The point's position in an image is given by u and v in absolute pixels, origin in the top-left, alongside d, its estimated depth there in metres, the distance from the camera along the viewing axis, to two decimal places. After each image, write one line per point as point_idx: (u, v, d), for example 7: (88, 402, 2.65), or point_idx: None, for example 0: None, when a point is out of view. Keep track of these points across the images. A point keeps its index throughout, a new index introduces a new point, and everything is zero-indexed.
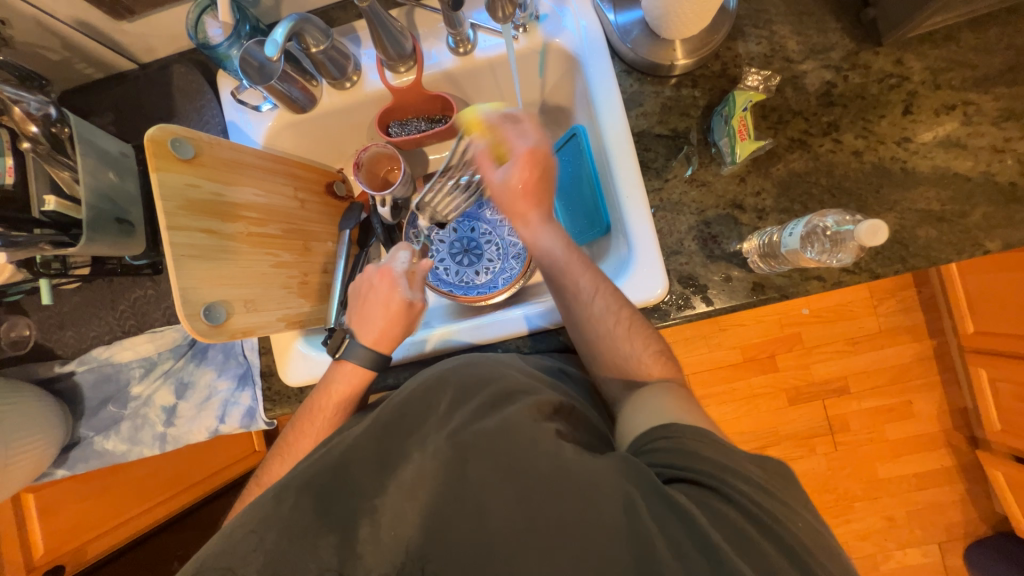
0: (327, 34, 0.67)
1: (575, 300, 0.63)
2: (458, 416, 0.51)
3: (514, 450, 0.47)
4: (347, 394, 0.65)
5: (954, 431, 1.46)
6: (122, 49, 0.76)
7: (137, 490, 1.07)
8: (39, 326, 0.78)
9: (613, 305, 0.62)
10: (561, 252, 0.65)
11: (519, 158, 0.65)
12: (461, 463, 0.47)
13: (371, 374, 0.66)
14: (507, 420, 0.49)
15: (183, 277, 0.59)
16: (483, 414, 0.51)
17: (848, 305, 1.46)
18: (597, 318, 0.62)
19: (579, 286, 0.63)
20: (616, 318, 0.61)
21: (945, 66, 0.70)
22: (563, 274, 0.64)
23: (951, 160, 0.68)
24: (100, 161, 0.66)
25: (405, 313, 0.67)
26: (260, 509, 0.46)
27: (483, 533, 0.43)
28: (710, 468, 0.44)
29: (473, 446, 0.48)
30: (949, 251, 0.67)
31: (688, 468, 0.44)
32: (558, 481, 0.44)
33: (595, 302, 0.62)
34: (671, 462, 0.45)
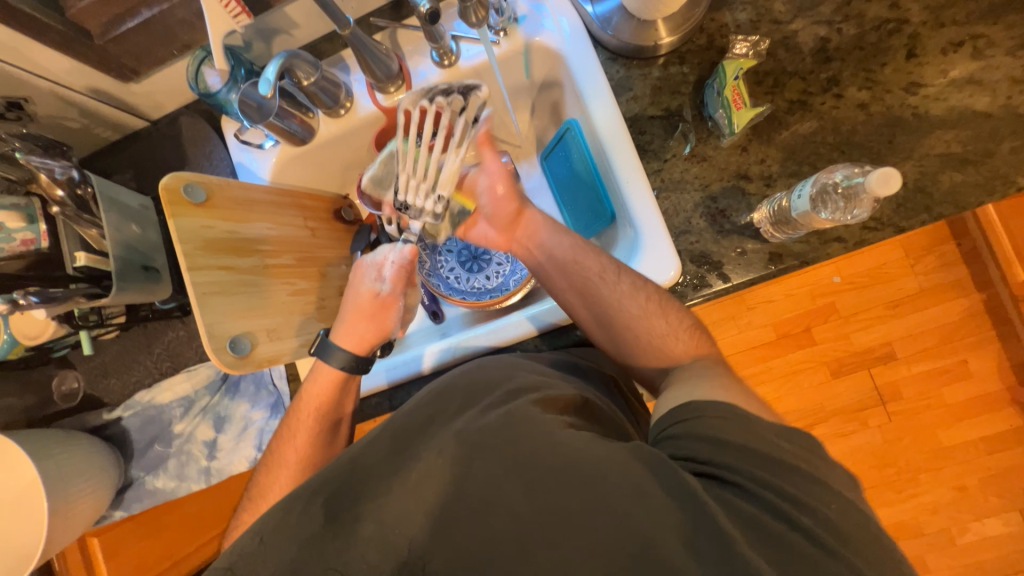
0: (315, 66, 0.70)
1: (602, 282, 0.63)
2: (467, 417, 0.50)
3: (526, 452, 0.45)
4: (325, 393, 0.67)
5: (1019, 387, 1.36)
6: (134, 109, 0.81)
7: (189, 527, 1.10)
8: (86, 377, 0.83)
9: (638, 281, 0.63)
10: (567, 245, 0.67)
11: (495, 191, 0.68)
12: (472, 465, 0.46)
13: (343, 379, 0.68)
14: (518, 417, 0.48)
15: (207, 314, 0.62)
16: (493, 413, 0.49)
17: (881, 268, 1.39)
18: (625, 297, 0.62)
19: (598, 267, 0.64)
20: (646, 291, 0.62)
21: (946, 2, 0.66)
22: (583, 260, 0.65)
23: (967, 99, 0.65)
24: (122, 216, 0.70)
25: (376, 305, 0.67)
26: (277, 522, 0.46)
27: (498, 535, 0.42)
28: (729, 453, 0.43)
29: (480, 444, 0.47)
30: (979, 194, 0.63)
31: (710, 460, 0.43)
32: (570, 474, 0.43)
33: (622, 282, 0.62)
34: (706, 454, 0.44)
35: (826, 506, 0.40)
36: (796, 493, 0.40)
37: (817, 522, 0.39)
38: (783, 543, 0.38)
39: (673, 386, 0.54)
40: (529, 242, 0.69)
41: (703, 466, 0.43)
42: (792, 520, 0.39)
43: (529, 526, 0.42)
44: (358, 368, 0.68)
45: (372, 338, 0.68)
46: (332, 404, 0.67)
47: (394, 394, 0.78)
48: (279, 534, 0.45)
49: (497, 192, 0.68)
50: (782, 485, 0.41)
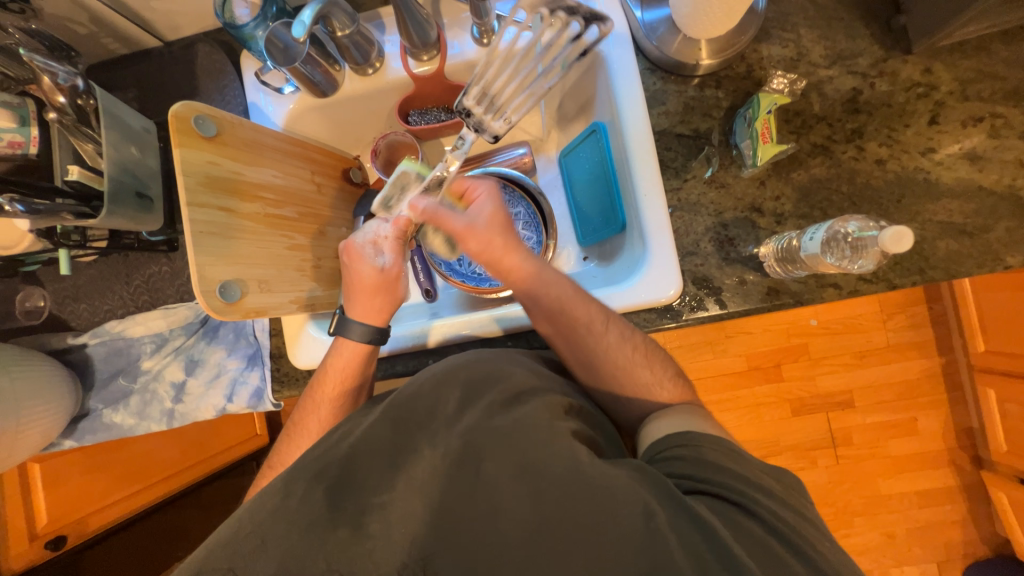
0: (353, 19, 0.67)
1: (590, 333, 0.61)
2: (470, 415, 0.49)
3: (527, 444, 0.46)
4: (349, 367, 0.66)
5: (958, 450, 1.44)
6: (149, 26, 0.76)
7: (136, 466, 1.09)
8: (53, 297, 0.79)
9: (625, 332, 0.62)
10: (561, 291, 0.63)
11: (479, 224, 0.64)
12: (474, 463, 0.46)
13: (371, 350, 0.67)
14: (522, 420, 0.48)
15: (200, 254, 0.59)
16: (494, 413, 0.49)
17: (856, 318, 1.45)
18: (615, 348, 0.61)
19: (591, 319, 0.62)
20: (633, 342, 0.62)
21: (974, 77, 0.68)
22: (572, 309, 0.62)
23: (976, 173, 0.68)
24: (123, 136, 0.66)
25: (387, 274, 0.66)
26: (267, 501, 0.45)
27: (489, 534, 0.42)
28: (722, 476, 0.45)
29: (482, 445, 0.46)
30: (969, 265, 0.67)
31: (704, 478, 0.45)
32: (572, 486, 0.43)
33: (610, 333, 0.62)
34: (697, 474, 0.46)
35: (810, 541, 0.41)
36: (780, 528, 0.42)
37: (801, 556, 0.40)
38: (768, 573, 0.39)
39: (663, 413, 0.56)
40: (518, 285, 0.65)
41: (697, 484, 0.45)
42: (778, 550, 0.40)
43: (530, 530, 0.42)
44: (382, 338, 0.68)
45: (392, 309, 0.68)
46: (357, 381, 0.66)
47: (379, 366, 0.77)
48: (267, 506, 0.45)
49: (480, 235, 0.63)
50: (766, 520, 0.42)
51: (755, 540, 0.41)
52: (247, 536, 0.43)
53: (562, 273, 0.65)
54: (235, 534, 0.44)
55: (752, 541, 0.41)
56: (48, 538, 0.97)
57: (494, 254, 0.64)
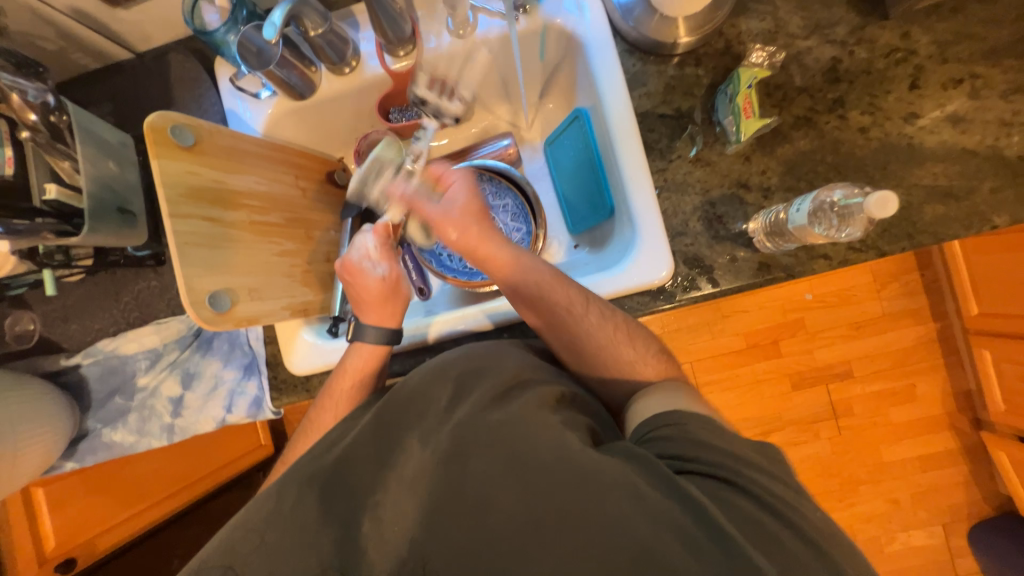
0: (325, 16, 0.67)
1: (570, 316, 0.61)
2: (463, 408, 0.49)
3: (519, 437, 0.46)
4: (363, 371, 0.65)
5: (958, 414, 1.46)
6: (119, 38, 0.75)
7: (141, 485, 1.08)
8: (43, 320, 0.78)
9: (605, 311, 0.62)
10: (539, 273, 0.63)
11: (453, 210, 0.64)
12: (461, 458, 0.46)
13: (385, 351, 0.66)
14: (513, 413, 0.47)
15: (187, 266, 0.59)
16: (485, 406, 0.49)
17: (850, 290, 1.46)
18: (597, 329, 0.61)
19: (570, 301, 0.62)
20: (614, 322, 0.62)
21: (952, 39, 0.68)
22: (550, 293, 0.62)
23: (958, 136, 0.68)
24: (100, 151, 0.65)
25: (386, 280, 0.66)
26: (269, 508, 0.45)
27: (491, 524, 0.43)
28: (711, 454, 0.45)
29: (473, 439, 0.46)
30: (957, 227, 0.67)
31: (692, 458, 0.45)
32: (562, 475, 0.43)
33: (591, 313, 0.62)
34: (687, 453, 0.45)
35: (810, 511, 0.42)
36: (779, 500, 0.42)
37: (802, 526, 0.41)
38: (770, 545, 0.40)
39: (646, 392, 0.55)
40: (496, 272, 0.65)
41: (686, 464, 0.45)
42: (778, 522, 0.41)
43: (519, 521, 0.42)
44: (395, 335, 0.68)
45: (404, 309, 0.68)
46: (373, 377, 0.65)
47: None
48: (269, 513, 0.45)
49: (454, 220, 0.64)
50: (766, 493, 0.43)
51: (756, 515, 0.41)
52: (250, 545, 0.43)
53: (538, 255, 0.66)
54: (238, 542, 0.44)
55: (752, 516, 0.41)
56: (57, 561, 0.97)
57: (471, 239, 0.64)
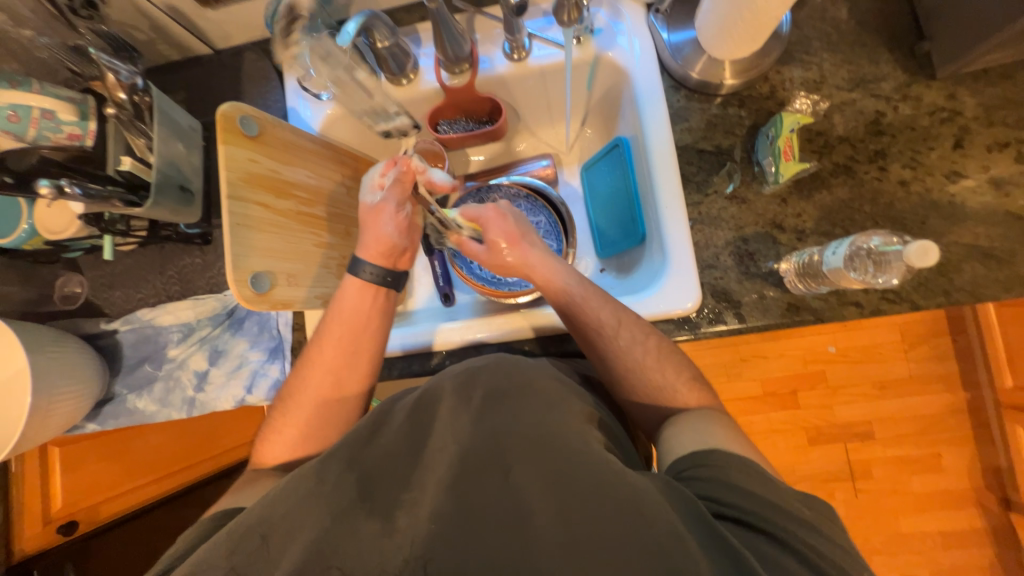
0: (393, 31, 0.71)
1: (601, 336, 0.63)
2: (492, 418, 0.49)
3: (555, 454, 0.45)
4: (356, 308, 0.67)
5: (986, 491, 1.38)
6: (202, 34, 0.82)
7: (148, 459, 1.09)
8: (91, 284, 0.83)
9: (639, 335, 0.62)
10: (576, 289, 0.66)
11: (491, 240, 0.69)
12: (502, 470, 0.45)
13: (378, 290, 0.68)
14: (547, 427, 0.48)
15: (236, 244, 0.62)
16: (520, 415, 0.49)
17: (876, 347, 1.42)
18: (627, 352, 0.62)
19: (601, 321, 0.63)
20: (645, 348, 0.62)
21: (1000, 103, 0.69)
22: (582, 313, 0.64)
23: (1002, 198, 0.67)
24: (172, 133, 0.70)
25: (369, 214, 0.69)
26: (287, 489, 0.46)
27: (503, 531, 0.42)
28: (741, 494, 0.44)
29: (511, 449, 0.46)
30: (996, 289, 0.66)
31: (728, 502, 0.44)
32: (598, 498, 0.42)
33: (622, 334, 0.62)
34: (723, 496, 0.45)
35: (832, 559, 0.41)
36: (801, 542, 0.41)
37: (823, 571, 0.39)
38: None
39: (674, 422, 0.57)
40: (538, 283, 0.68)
41: (721, 508, 0.44)
42: (798, 566, 0.40)
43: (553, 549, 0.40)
44: (390, 282, 0.69)
45: (387, 249, 0.69)
46: (363, 318, 0.67)
47: (396, 365, 0.78)
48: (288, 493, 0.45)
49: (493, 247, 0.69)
50: (787, 534, 0.41)
51: (775, 556, 0.40)
52: (264, 520, 0.44)
53: (576, 270, 0.69)
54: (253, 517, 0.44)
55: (771, 557, 0.40)
56: (61, 523, 1.00)
57: (502, 264, 0.70)
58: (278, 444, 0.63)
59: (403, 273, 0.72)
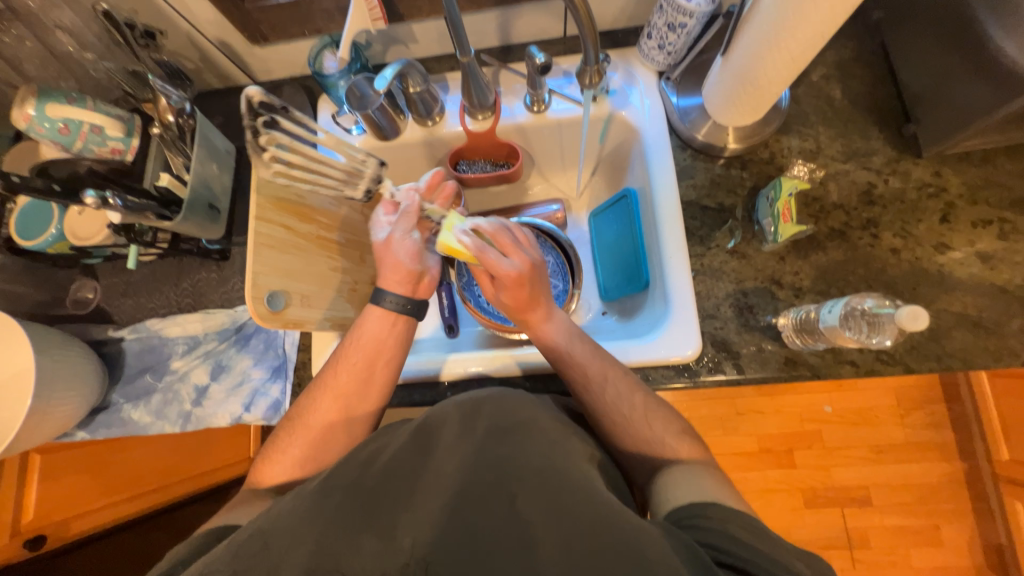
0: (425, 78, 0.77)
1: (587, 389, 0.64)
2: (496, 451, 0.49)
3: (558, 490, 0.45)
4: (375, 336, 0.68)
5: (986, 568, 1.34)
6: (246, 68, 0.88)
7: (131, 474, 1.08)
8: (104, 291, 0.84)
9: (625, 390, 0.63)
10: (568, 343, 0.67)
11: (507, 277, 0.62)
12: (509, 498, 0.46)
13: (400, 319, 0.69)
14: (550, 464, 0.48)
15: (257, 262, 0.64)
16: (527, 448, 0.50)
17: (871, 409, 1.42)
18: (612, 406, 0.62)
19: (589, 375, 0.64)
20: (630, 403, 0.62)
21: (982, 184, 0.74)
22: (569, 366, 0.66)
23: (988, 271, 0.71)
24: (209, 155, 0.74)
25: (381, 248, 0.70)
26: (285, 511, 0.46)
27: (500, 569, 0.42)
28: (735, 541, 0.45)
29: (519, 480, 0.47)
30: (986, 358, 0.68)
31: (731, 552, 0.44)
32: (600, 540, 0.41)
33: (608, 388, 0.63)
34: (727, 547, 0.44)
35: None
36: None
37: None
38: None
39: (666, 473, 0.57)
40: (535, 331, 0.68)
41: (726, 558, 0.43)
42: None
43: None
44: (410, 309, 0.70)
45: (398, 278, 0.69)
46: (381, 347, 0.68)
47: (396, 392, 0.79)
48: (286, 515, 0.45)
49: (510, 287, 0.64)
50: None
51: None
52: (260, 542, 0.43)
53: (569, 321, 0.69)
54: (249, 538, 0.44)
55: None
56: (26, 537, 0.94)
57: (522, 304, 0.66)
58: (279, 465, 0.64)
59: (424, 300, 0.73)
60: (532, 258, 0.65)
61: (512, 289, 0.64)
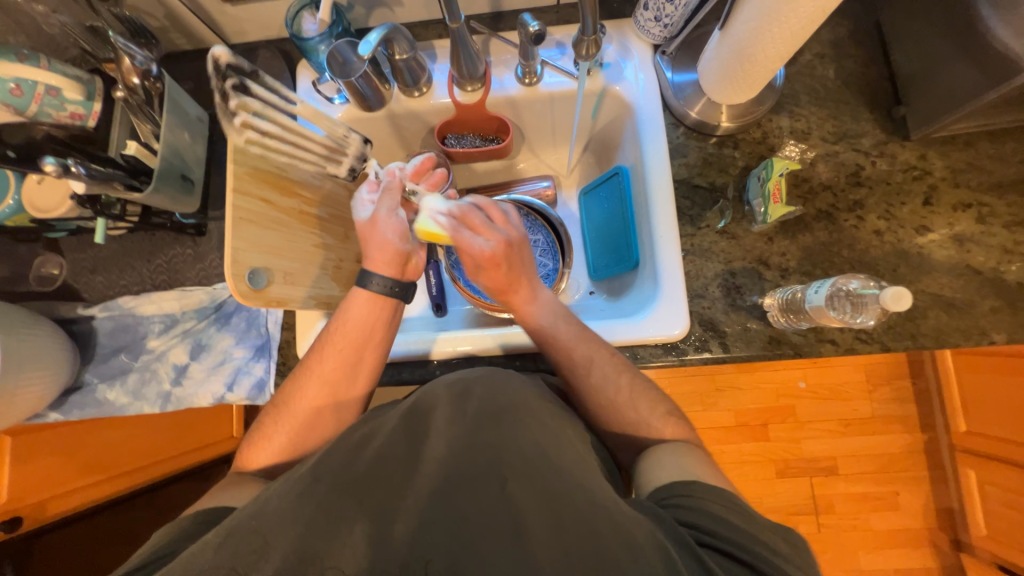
0: (412, 45, 0.73)
1: (575, 373, 0.64)
2: (487, 433, 0.50)
3: (550, 472, 0.46)
4: (363, 321, 0.65)
5: (938, 530, 1.44)
6: (217, 28, 0.82)
7: (103, 457, 1.04)
8: (70, 266, 0.80)
9: (612, 373, 0.64)
10: (554, 326, 0.66)
11: (483, 257, 0.62)
12: (500, 482, 0.46)
13: (385, 304, 0.67)
14: (542, 445, 0.49)
15: (237, 238, 0.61)
16: (518, 431, 0.50)
17: (843, 385, 1.48)
18: (598, 389, 0.63)
19: (575, 359, 0.64)
20: (616, 385, 0.63)
21: (964, 168, 0.75)
22: (555, 350, 0.66)
23: (964, 253, 0.73)
24: (180, 122, 0.70)
25: (365, 227, 0.66)
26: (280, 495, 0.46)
27: (492, 545, 0.43)
28: (719, 522, 0.46)
29: (510, 464, 0.47)
30: (957, 337, 0.71)
31: (715, 532, 0.45)
32: (591, 516, 0.43)
33: (593, 372, 0.64)
34: (712, 528, 0.46)
35: None
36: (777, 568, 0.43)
37: None
38: None
39: (650, 454, 0.58)
40: (522, 314, 0.68)
41: (710, 538, 0.45)
42: None
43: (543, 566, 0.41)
44: (398, 292, 0.67)
45: (392, 258, 0.65)
46: (370, 332, 0.66)
47: (384, 371, 0.78)
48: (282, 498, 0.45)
49: (487, 268, 0.63)
50: (764, 561, 0.43)
51: None
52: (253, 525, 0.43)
53: (558, 304, 0.69)
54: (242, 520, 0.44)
55: None
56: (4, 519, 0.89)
57: (503, 285, 0.65)
58: (266, 451, 0.63)
59: (413, 283, 0.69)
60: (514, 235, 0.64)
61: (489, 270, 0.63)
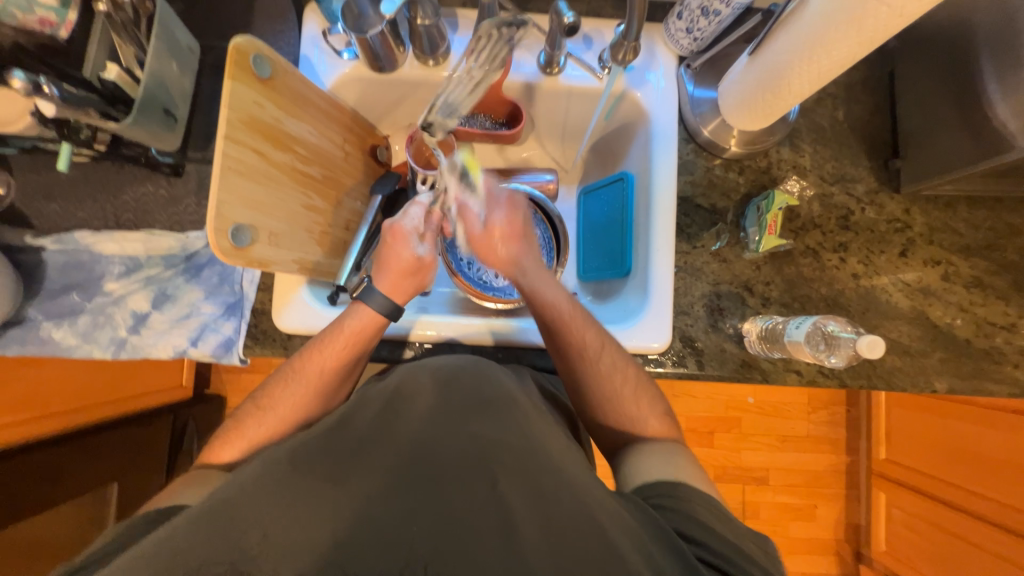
0: (436, 11, 0.69)
1: (583, 358, 0.65)
2: (478, 426, 0.51)
3: (532, 477, 0.47)
4: (362, 326, 0.66)
5: (844, 543, 1.60)
6: None
7: (37, 392, 0.95)
8: (20, 189, 0.71)
9: (618, 361, 0.65)
10: (565, 304, 0.66)
11: (502, 201, 0.68)
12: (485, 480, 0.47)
13: (385, 320, 0.67)
14: (531, 442, 0.50)
15: (222, 189, 0.56)
16: (508, 429, 0.51)
17: (787, 405, 1.59)
18: (606, 376, 0.64)
19: (585, 342, 0.65)
20: (623, 374, 0.65)
21: (941, 227, 0.80)
22: (564, 331, 0.65)
23: (926, 305, 0.79)
24: (169, 51, 0.64)
25: (421, 265, 0.68)
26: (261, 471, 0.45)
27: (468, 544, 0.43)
28: (696, 524, 0.48)
29: (497, 460, 0.48)
30: (904, 381, 0.77)
31: (703, 540, 0.47)
32: (568, 525, 0.44)
33: (603, 358, 0.65)
34: (698, 535, 0.47)
35: None
36: None
37: None
38: None
39: (638, 449, 0.60)
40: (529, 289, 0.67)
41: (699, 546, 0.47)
42: None
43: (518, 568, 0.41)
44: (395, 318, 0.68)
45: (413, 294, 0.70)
46: (367, 337, 0.67)
47: None
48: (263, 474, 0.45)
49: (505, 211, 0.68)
50: None
51: None
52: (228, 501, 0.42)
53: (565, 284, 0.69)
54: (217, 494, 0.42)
55: None
56: None
57: (515, 232, 0.67)
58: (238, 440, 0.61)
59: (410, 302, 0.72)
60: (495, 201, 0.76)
61: (506, 211, 0.67)
